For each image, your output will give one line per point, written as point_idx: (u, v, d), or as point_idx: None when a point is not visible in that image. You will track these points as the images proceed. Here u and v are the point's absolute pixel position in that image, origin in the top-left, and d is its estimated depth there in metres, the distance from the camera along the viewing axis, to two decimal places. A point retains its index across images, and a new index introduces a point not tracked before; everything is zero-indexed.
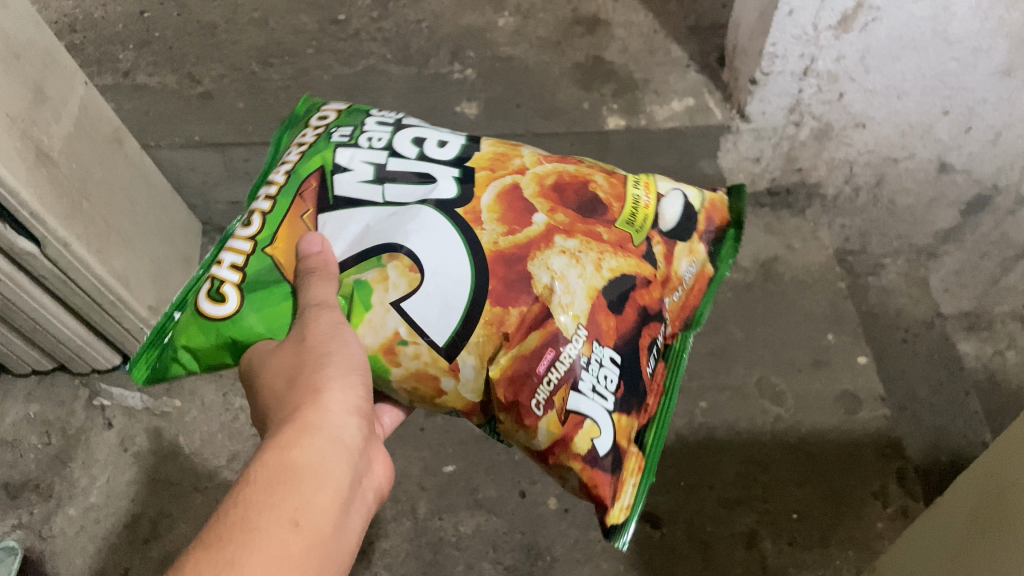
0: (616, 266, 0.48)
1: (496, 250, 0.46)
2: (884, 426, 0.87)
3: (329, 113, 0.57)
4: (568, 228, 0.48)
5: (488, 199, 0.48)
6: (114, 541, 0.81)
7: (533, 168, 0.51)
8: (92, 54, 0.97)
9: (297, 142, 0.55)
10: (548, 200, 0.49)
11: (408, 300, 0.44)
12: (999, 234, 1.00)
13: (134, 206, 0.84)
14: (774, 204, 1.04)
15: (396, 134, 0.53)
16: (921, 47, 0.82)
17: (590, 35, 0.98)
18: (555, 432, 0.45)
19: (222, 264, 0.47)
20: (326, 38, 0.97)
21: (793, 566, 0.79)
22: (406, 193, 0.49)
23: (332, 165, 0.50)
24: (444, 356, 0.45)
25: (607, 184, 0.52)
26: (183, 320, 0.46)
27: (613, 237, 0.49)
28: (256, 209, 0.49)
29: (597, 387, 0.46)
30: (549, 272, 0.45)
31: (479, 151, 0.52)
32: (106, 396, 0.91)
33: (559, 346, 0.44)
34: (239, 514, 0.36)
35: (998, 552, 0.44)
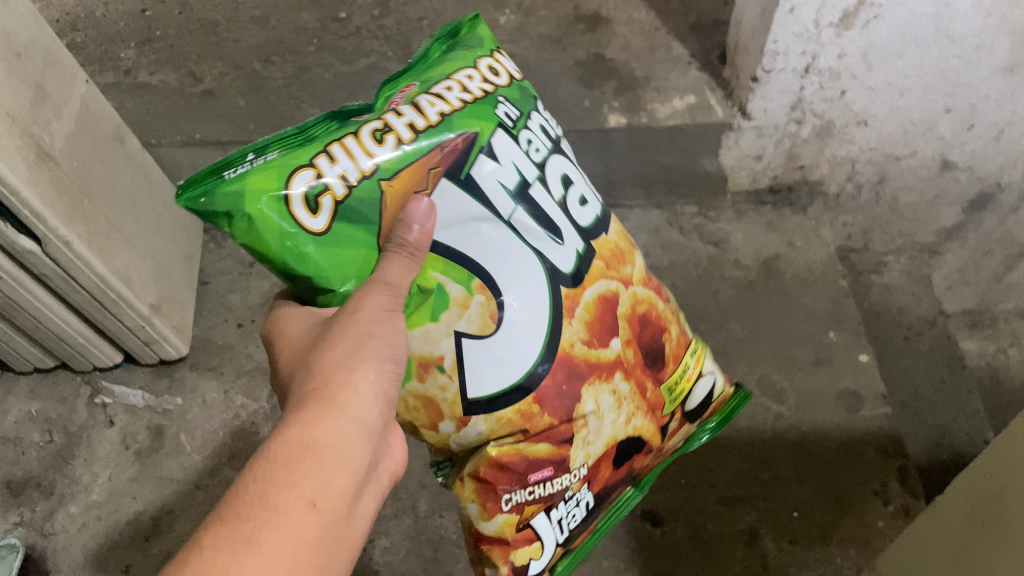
0: (639, 426, 0.58)
1: (571, 351, 0.52)
2: (885, 424, 0.87)
3: (502, 70, 0.55)
4: (628, 369, 0.56)
5: (592, 295, 0.54)
6: (115, 538, 0.82)
7: (635, 285, 0.58)
8: (94, 53, 0.97)
9: (458, 77, 0.52)
10: (630, 328, 0.56)
11: (473, 340, 0.50)
12: (1002, 232, 0.99)
13: (136, 204, 0.84)
14: (776, 202, 1.03)
15: (551, 154, 0.55)
16: (923, 44, 0.82)
17: (591, 33, 0.99)
18: (506, 531, 0.55)
19: (334, 165, 0.45)
20: (327, 36, 0.97)
21: (794, 564, 0.79)
22: (528, 230, 0.52)
23: (484, 144, 0.50)
24: (464, 409, 0.51)
25: (675, 341, 0.60)
26: (267, 190, 0.43)
27: (652, 399, 0.58)
28: (396, 128, 0.47)
29: (559, 516, 0.57)
30: (594, 404, 0.53)
31: (606, 235, 0.58)
32: (108, 394, 0.91)
33: (558, 469, 0.54)
34: (259, 489, 0.36)
35: (999, 554, 0.44)
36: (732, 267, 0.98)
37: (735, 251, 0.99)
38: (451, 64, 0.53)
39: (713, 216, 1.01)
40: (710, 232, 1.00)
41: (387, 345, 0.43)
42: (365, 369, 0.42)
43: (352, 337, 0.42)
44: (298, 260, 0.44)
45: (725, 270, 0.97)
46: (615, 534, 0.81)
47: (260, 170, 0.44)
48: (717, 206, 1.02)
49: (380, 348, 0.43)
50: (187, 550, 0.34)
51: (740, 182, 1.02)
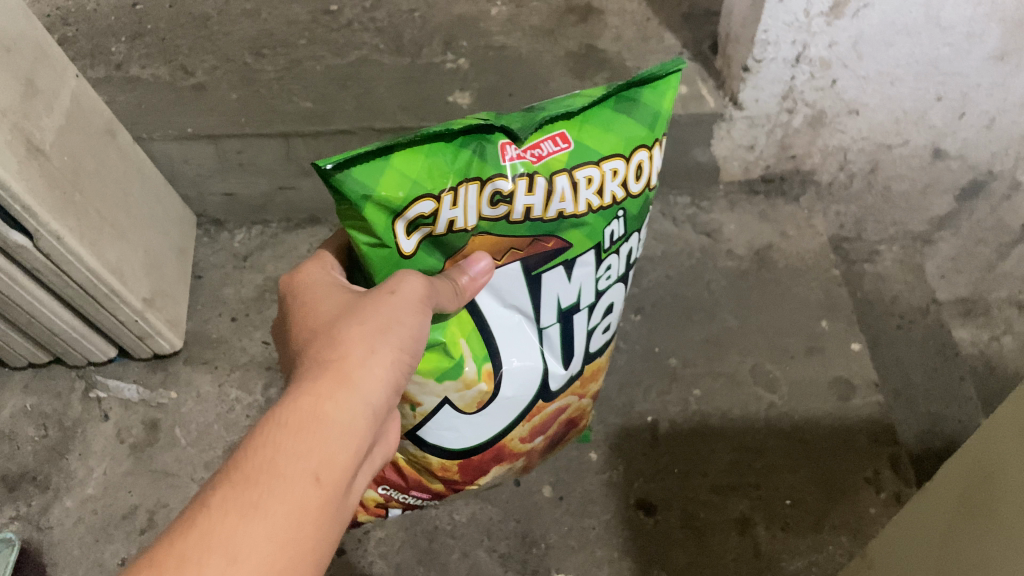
0: (507, 480, 0.74)
1: (508, 443, 0.65)
2: (878, 412, 0.87)
3: (644, 175, 0.55)
4: (530, 456, 0.70)
5: (550, 408, 0.66)
6: (111, 531, 0.82)
7: (583, 398, 0.70)
8: (85, 47, 0.96)
9: (608, 163, 0.52)
10: (555, 432, 0.69)
11: (453, 408, 0.59)
12: (994, 220, 1.00)
13: (128, 198, 0.84)
14: (768, 190, 1.04)
15: (614, 284, 0.62)
16: (914, 33, 0.82)
17: (583, 23, 0.98)
18: (370, 503, 0.70)
19: (452, 209, 0.49)
20: (318, 28, 0.97)
21: (787, 551, 0.79)
22: (551, 339, 0.61)
23: (569, 258, 0.57)
24: (409, 432, 0.62)
25: (577, 433, 0.75)
26: (388, 208, 0.47)
27: (530, 468, 0.74)
28: (515, 204, 0.51)
29: (408, 510, 0.73)
30: (489, 475, 0.68)
31: (600, 357, 0.68)
32: (102, 388, 0.91)
33: (434, 496, 0.69)
34: (267, 456, 0.39)
35: (985, 540, 0.45)
36: (726, 257, 0.99)
37: (728, 241, 1.00)
38: (615, 142, 0.52)
39: (705, 207, 1.03)
40: (703, 222, 1.02)
41: (401, 337, 0.46)
42: (378, 357, 0.44)
43: (370, 326, 0.45)
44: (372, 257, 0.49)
45: (718, 260, 0.98)
46: (608, 523, 0.81)
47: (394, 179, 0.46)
48: (709, 196, 1.04)
49: (393, 340, 0.46)
50: (199, 507, 0.37)
51: (732, 173, 1.03)
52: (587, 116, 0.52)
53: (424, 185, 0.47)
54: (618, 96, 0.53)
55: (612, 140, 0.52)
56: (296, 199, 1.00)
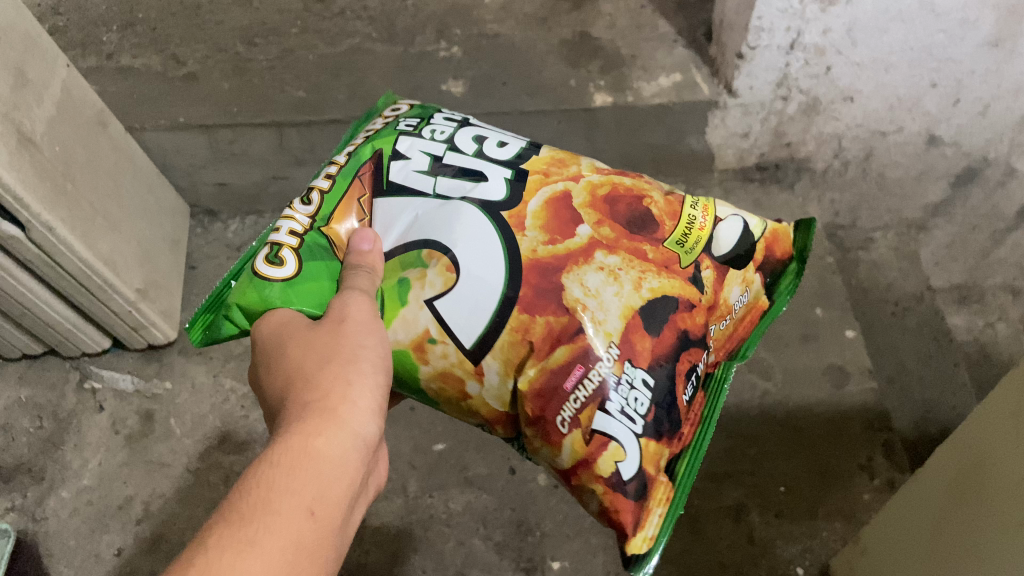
0: (658, 287, 0.49)
1: (535, 256, 0.48)
2: (873, 399, 0.87)
3: (404, 107, 0.61)
4: (611, 244, 0.49)
5: (535, 205, 0.50)
6: (107, 522, 0.82)
7: (588, 176, 0.53)
8: (76, 37, 0.96)
9: (366, 131, 0.59)
10: (596, 213, 0.51)
11: (442, 300, 0.48)
12: (989, 207, 1.00)
13: (120, 188, 0.84)
14: (764, 178, 1.03)
15: (459, 129, 0.55)
16: (908, 19, 0.82)
17: (577, 11, 0.97)
18: (580, 450, 0.47)
19: (279, 231, 0.50)
20: (310, 17, 0.97)
21: (781, 538, 0.80)
22: (455, 186, 0.51)
23: (390, 150, 0.53)
24: (472, 360, 0.48)
25: (662, 201, 0.53)
26: (238, 279, 0.48)
27: (659, 257, 0.50)
28: (316, 185, 0.52)
29: (626, 403, 0.47)
30: (582, 289, 0.47)
31: (536, 154, 0.54)
32: (97, 379, 0.91)
33: (590, 366, 0.46)
34: (260, 497, 0.38)
35: (977, 525, 0.45)
36: None
37: None
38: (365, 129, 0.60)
39: (700, 195, 1.03)
40: None
41: (378, 365, 0.46)
42: (359, 385, 0.44)
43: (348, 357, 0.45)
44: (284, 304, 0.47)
45: None
46: None
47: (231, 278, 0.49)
48: (704, 184, 1.03)
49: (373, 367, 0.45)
50: (195, 548, 0.36)
51: (727, 161, 1.02)
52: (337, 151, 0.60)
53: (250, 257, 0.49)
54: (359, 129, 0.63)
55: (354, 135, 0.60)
56: (290, 189, 1.00)
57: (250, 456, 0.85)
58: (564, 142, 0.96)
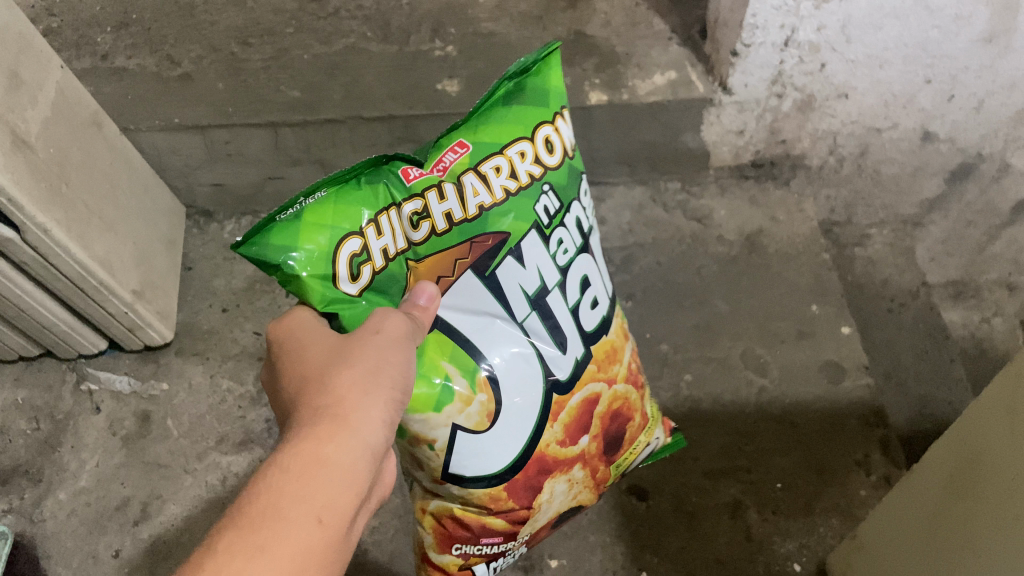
0: (582, 499, 0.66)
1: (546, 451, 0.60)
2: (868, 395, 0.87)
3: (557, 145, 0.57)
4: (587, 459, 0.63)
5: (577, 402, 0.60)
6: (105, 523, 0.82)
7: (618, 383, 0.64)
8: (70, 37, 0.96)
9: (513, 150, 0.54)
10: (601, 425, 0.63)
11: (466, 433, 0.55)
12: (984, 202, 1.01)
13: (116, 188, 0.84)
14: (759, 175, 1.04)
15: (577, 258, 0.60)
16: (902, 15, 0.82)
17: (572, 9, 0.97)
18: (451, 568, 0.65)
19: (379, 238, 0.51)
20: (305, 17, 0.96)
21: (778, 534, 0.80)
22: (539, 333, 0.58)
23: (514, 245, 0.56)
24: (443, 475, 0.58)
25: (636, 426, 0.67)
26: (320, 250, 0.48)
27: (600, 476, 0.66)
28: (433, 216, 0.52)
29: (499, 563, 0.67)
30: (548, 495, 0.62)
31: (607, 334, 0.63)
32: (93, 380, 0.91)
33: (507, 539, 0.63)
34: (268, 502, 0.38)
35: (971, 523, 0.45)
36: (716, 243, 0.99)
37: (718, 227, 1.00)
38: (511, 128, 0.54)
39: (696, 192, 1.03)
40: (694, 208, 1.01)
41: (396, 374, 0.45)
42: (377, 393, 0.44)
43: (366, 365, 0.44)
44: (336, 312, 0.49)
45: (708, 246, 0.98)
46: (601, 509, 0.82)
47: (310, 219, 0.48)
48: (700, 181, 1.04)
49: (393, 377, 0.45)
50: (202, 554, 0.36)
51: (722, 158, 1.02)
52: (479, 116, 0.54)
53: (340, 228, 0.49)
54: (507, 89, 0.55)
55: (505, 128, 0.54)
56: (286, 189, 1.00)
57: (247, 457, 0.85)
58: None
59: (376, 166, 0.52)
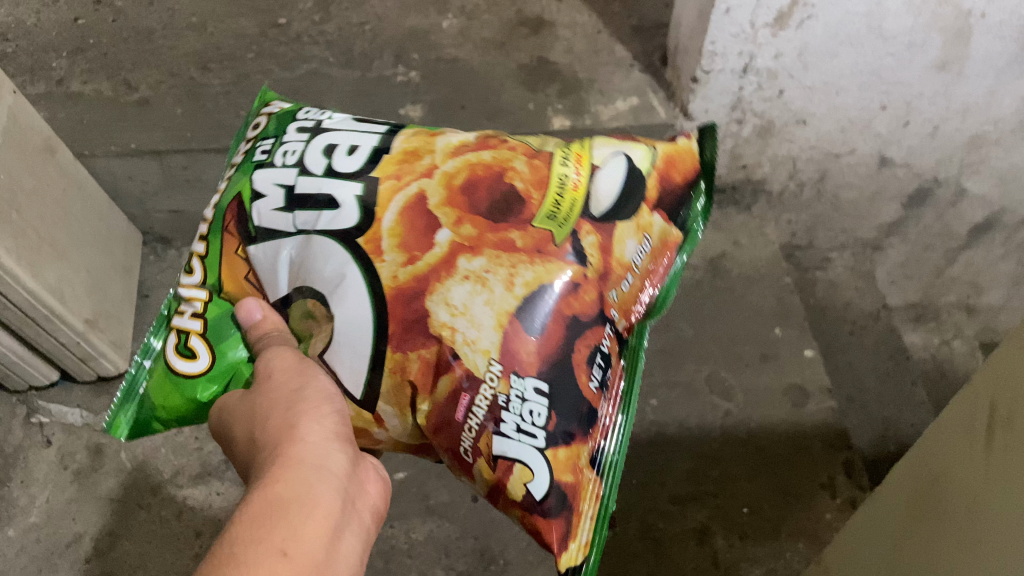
0: (531, 278, 0.49)
1: (397, 283, 0.48)
2: (832, 418, 0.88)
3: (263, 119, 0.61)
4: (472, 246, 0.49)
5: (390, 222, 0.50)
6: (55, 561, 0.79)
7: (443, 166, 0.52)
8: (25, 63, 0.94)
9: (233, 158, 0.60)
10: (455, 210, 0.50)
11: (329, 353, 0.50)
12: (941, 226, 1.06)
13: (69, 216, 0.82)
14: (721, 201, 1.04)
15: (310, 144, 0.55)
16: (857, 43, 0.83)
17: (534, 36, 0.98)
18: (490, 476, 0.48)
19: (183, 315, 0.54)
20: (267, 42, 0.96)
21: (745, 560, 0.80)
22: (311, 219, 0.51)
23: (251, 192, 0.54)
24: (366, 409, 0.50)
25: (527, 169, 0.53)
26: (157, 375, 0.53)
27: (528, 243, 0.50)
28: (195, 251, 0.55)
29: (524, 425, 0.47)
30: (448, 309, 0.47)
31: (391, 151, 0.54)
32: (44, 413, 0.88)
33: (471, 388, 0.47)
34: (224, 553, 0.38)
35: (937, 543, 0.45)
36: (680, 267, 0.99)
37: None
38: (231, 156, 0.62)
39: None
40: None
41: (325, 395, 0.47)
42: (306, 424, 0.45)
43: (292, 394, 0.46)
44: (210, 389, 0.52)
45: None
46: None
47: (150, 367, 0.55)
48: None
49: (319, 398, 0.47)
50: None
51: None
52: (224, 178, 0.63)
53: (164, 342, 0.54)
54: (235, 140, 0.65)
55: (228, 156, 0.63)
56: None
57: (204, 490, 0.83)
58: None
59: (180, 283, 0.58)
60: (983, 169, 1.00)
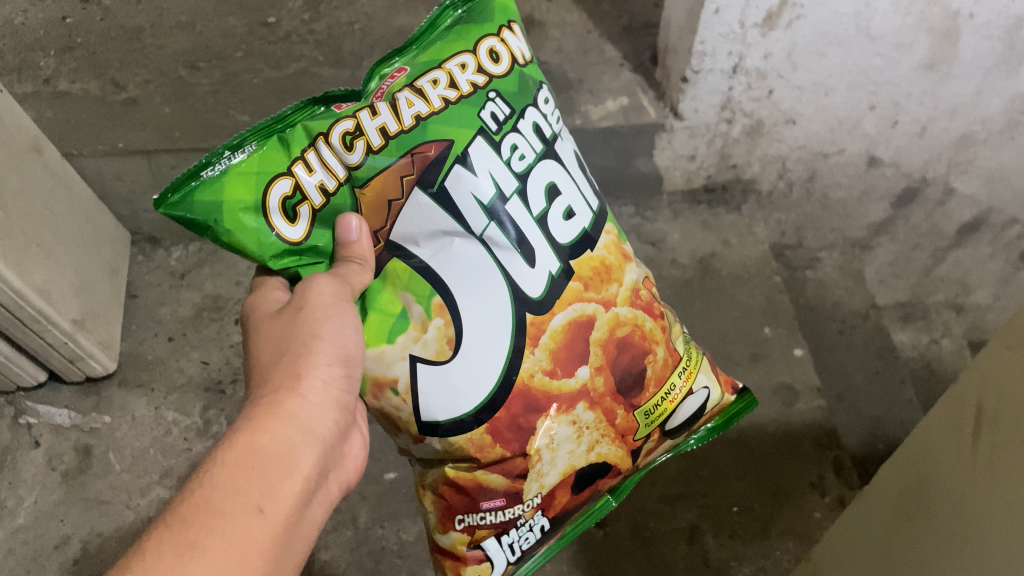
0: (602, 452, 0.58)
1: (530, 381, 0.54)
2: (821, 417, 0.88)
3: (503, 53, 0.55)
4: (594, 398, 0.57)
5: (561, 323, 0.55)
6: (43, 562, 0.79)
7: (619, 306, 0.58)
8: (12, 62, 0.93)
9: (451, 64, 0.53)
10: (602, 355, 0.57)
11: (427, 365, 0.52)
12: (929, 225, 1.03)
13: (56, 216, 0.82)
14: (711, 200, 1.05)
15: (537, 162, 0.55)
16: (845, 43, 0.83)
17: (524, 35, 0.98)
18: (459, 547, 0.59)
19: (310, 174, 0.50)
20: (255, 41, 0.95)
21: (735, 559, 0.80)
22: (500, 242, 0.53)
23: (459, 151, 0.52)
24: (418, 427, 0.54)
25: (662, 361, 0.60)
26: (244, 197, 0.47)
27: (622, 425, 0.58)
28: (367, 132, 0.50)
29: (511, 539, 0.59)
30: (547, 440, 0.55)
31: (591, 250, 0.58)
32: (33, 414, 0.88)
33: (510, 502, 0.57)
34: (205, 497, 0.39)
35: (923, 544, 0.45)
36: (670, 266, 0.99)
37: (672, 250, 1.00)
38: (452, 45, 0.53)
39: (650, 216, 1.03)
40: (647, 232, 1.02)
41: (344, 348, 0.48)
42: (310, 380, 0.46)
43: (308, 339, 0.47)
44: (278, 260, 0.50)
45: (662, 270, 0.99)
46: None
47: (238, 166, 0.47)
48: (653, 206, 1.04)
49: (332, 352, 0.47)
50: (134, 551, 0.37)
51: (675, 182, 1.03)
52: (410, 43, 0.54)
53: (267, 177, 0.48)
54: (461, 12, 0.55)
55: (446, 45, 0.53)
56: None
57: None
58: None
59: (307, 105, 0.51)
60: (972, 168, 1.00)
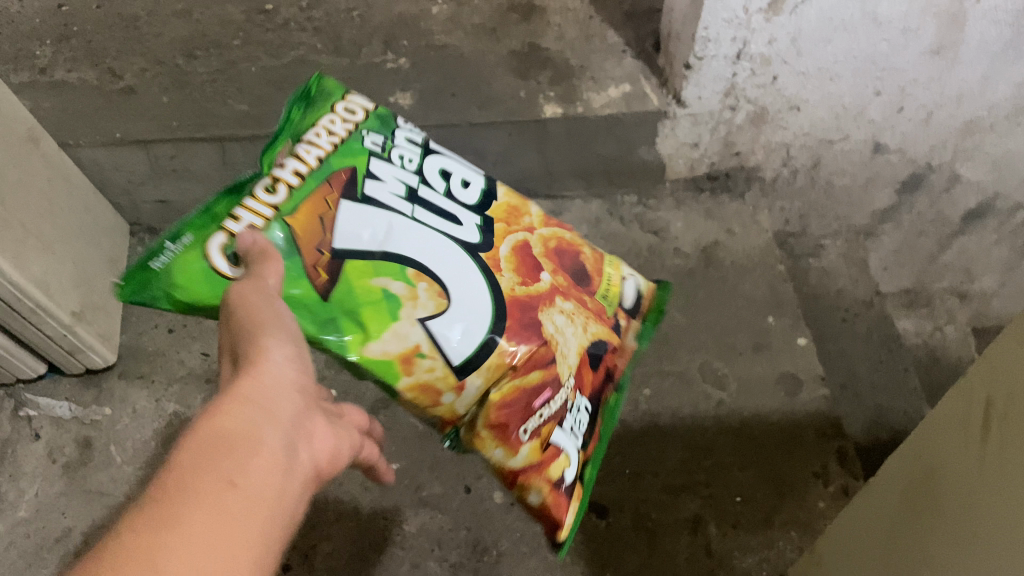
0: (595, 332, 0.61)
1: (516, 293, 0.56)
2: (825, 406, 0.88)
3: (356, 106, 0.61)
4: (564, 291, 0.60)
5: (507, 251, 0.59)
6: (45, 555, 0.79)
7: (540, 229, 0.63)
8: (8, 50, 0.92)
9: (322, 124, 0.59)
10: (551, 262, 0.61)
11: (434, 319, 0.53)
12: (934, 213, 1.03)
13: (54, 207, 0.81)
14: (714, 188, 1.04)
15: (425, 159, 0.61)
16: (851, 29, 0.82)
17: (525, 22, 0.97)
18: (534, 458, 0.56)
19: (241, 221, 0.52)
20: (253, 28, 0.95)
21: (738, 549, 0.79)
22: (431, 219, 0.57)
23: (364, 170, 0.57)
24: (455, 376, 0.54)
25: (590, 258, 0.65)
26: (191, 259, 0.51)
27: (593, 308, 0.62)
28: (283, 177, 0.55)
29: (572, 424, 0.58)
30: (554, 324, 0.57)
31: (497, 199, 0.62)
32: (33, 406, 0.87)
33: (555, 388, 0.56)
34: (171, 481, 0.34)
35: (931, 540, 0.44)
36: (673, 255, 0.98)
37: (675, 239, 1.00)
38: (314, 114, 0.60)
39: (652, 205, 1.02)
40: (650, 221, 1.01)
41: (289, 333, 0.45)
42: (266, 355, 0.42)
43: (251, 326, 0.44)
44: None
45: (665, 259, 0.98)
46: None
47: (178, 249, 0.52)
48: (655, 194, 1.03)
49: (277, 332, 0.44)
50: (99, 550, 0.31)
51: (678, 170, 1.02)
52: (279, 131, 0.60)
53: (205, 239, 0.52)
54: (297, 102, 0.62)
55: (316, 113, 0.60)
56: None
57: None
58: (514, 155, 0.95)
59: (228, 195, 0.56)
60: (977, 155, 1.01)
